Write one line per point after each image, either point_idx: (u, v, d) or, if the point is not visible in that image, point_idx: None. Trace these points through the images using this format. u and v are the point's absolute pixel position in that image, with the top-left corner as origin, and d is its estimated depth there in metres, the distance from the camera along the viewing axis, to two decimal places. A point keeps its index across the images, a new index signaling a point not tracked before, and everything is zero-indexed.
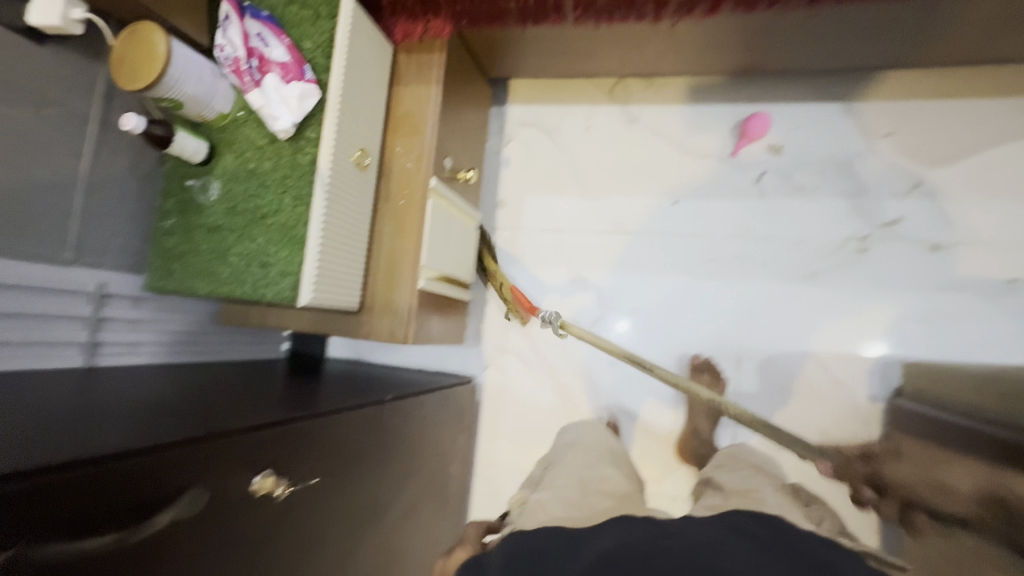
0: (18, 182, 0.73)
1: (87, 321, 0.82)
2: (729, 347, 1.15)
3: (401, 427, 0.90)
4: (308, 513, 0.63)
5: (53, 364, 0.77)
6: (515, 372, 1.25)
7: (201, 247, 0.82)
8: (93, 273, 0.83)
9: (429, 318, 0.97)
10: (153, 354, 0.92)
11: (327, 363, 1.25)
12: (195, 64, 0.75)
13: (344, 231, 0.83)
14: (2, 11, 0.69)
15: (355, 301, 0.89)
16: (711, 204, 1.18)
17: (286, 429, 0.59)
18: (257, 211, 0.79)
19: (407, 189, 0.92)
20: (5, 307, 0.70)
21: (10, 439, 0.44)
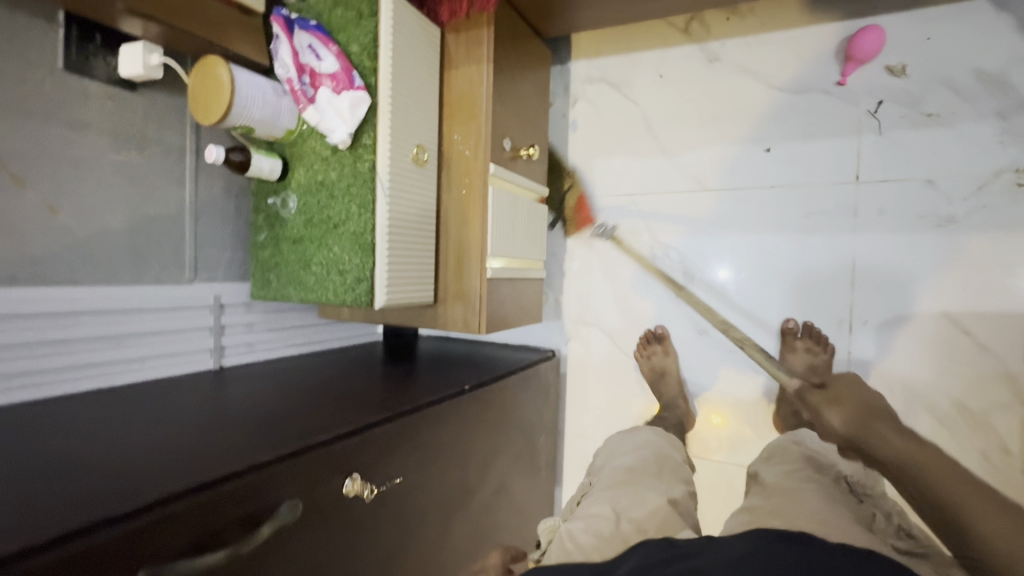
0: (137, 218, 0.84)
1: (212, 329, 0.94)
2: (837, 310, 1.03)
3: (485, 412, 0.94)
4: (398, 505, 0.70)
5: (190, 369, 0.90)
6: (598, 343, 1.24)
7: (289, 258, 0.89)
8: (211, 286, 0.95)
9: (501, 304, 0.98)
10: (268, 350, 1.05)
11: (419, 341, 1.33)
12: (258, 88, 0.79)
13: (409, 231, 0.86)
14: (98, 67, 0.78)
15: (429, 294, 0.92)
16: (811, 146, 1.04)
17: (367, 434, 0.64)
18: (330, 221, 0.84)
19: (467, 177, 0.91)
20: (146, 326, 0.84)
21: (149, 457, 0.53)
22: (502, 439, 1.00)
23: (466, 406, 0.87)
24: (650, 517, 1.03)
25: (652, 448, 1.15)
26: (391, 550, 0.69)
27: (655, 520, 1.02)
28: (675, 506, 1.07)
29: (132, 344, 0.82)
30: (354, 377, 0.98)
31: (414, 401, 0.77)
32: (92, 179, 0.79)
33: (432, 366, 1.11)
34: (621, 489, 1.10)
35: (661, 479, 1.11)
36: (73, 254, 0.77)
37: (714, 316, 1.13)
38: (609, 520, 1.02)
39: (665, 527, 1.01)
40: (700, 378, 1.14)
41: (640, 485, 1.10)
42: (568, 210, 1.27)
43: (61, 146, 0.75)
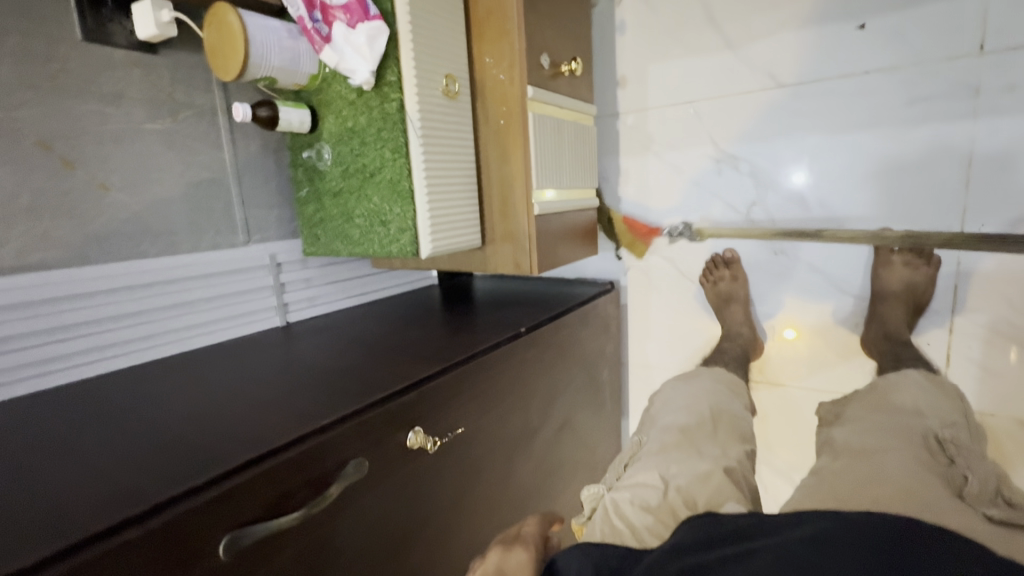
0: (183, 187, 0.85)
1: (273, 288, 0.97)
2: (942, 216, 0.88)
3: (544, 354, 0.92)
4: (460, 452, 0.71)
5: (258, 327, 0.95)
6: (660, 271, 1.17)
7: (332, 212, 0.87)
8: (266, 246, 0.97)
9: (552, 241, 0.93)
10: (329, 303, 1.07)
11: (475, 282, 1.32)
12: (272, 32, 0.73)
13: (448, 171, 0.80)
14: (115, 33, 0.75)
15: (477, 237, 0.88)
16: (919, 14, 0.85)
17: (424, 390, 0.65)
18: (367, 170, 0.80)
19: (505, 105, 0.83)
20: (211, 292, 0.88)
21: (226, 422, 0.57)
22: (562, 378, 0.98)
23: (524, 349, 0.85)
24: (701, 482, 0.73)
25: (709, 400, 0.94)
26: (458, 493, 0.71)
27: (708, 488, 0.73)
28: (731, 476, 0.77)
29: (199, 309, 0.86)
30: (412, 325, 0.99)
31: (469, 349, 0.77)
32: (133, 153, 0.79)
33: (489, 307, 1.09)
34: (672, 453, 0.81)
35: (716, 441, 0.85)
36: (129, 230, 0.79)
37: (792, 234, 1.01)
38: (655, 490, 0.72)
39: (719, 498, 0.71)
40: (774, 302, 1.06)
41: (693, 449, 0.82)
42: (620, 128, 1.15)
43: (99, 122, 0.75)
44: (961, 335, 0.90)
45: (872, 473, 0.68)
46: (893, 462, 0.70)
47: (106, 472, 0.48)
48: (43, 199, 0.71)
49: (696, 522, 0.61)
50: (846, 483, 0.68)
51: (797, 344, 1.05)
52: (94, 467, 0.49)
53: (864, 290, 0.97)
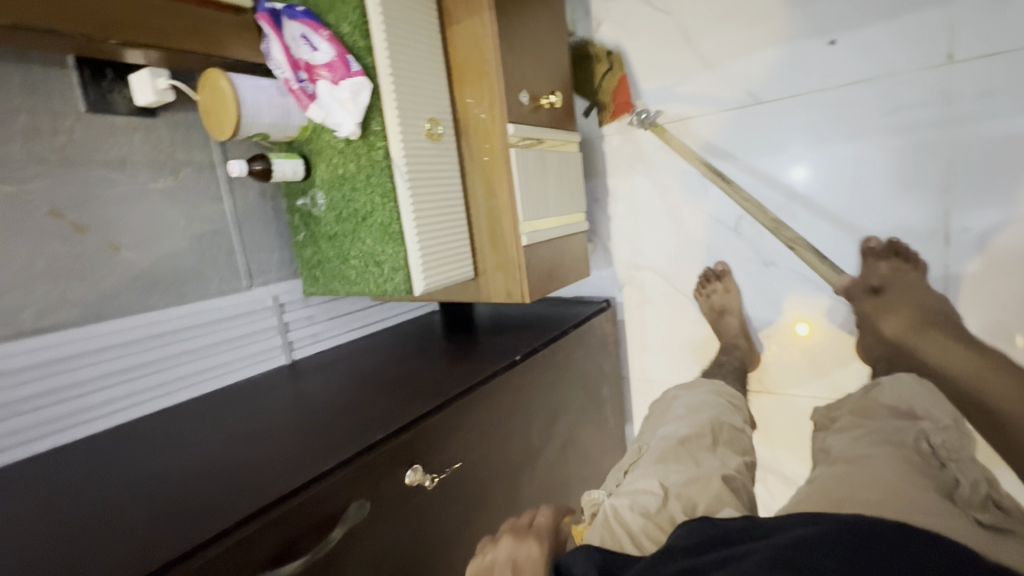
0: (187, 239, 0.89)
1: (278, 328, 1.01)
2: (928, 221, 0.89)
3: (543, 378, 0.94)
4: (461, 484, 0.74)
5: (265, 367, 0.98)
6: (654, 286, 1.19)
7: (329, 254, 0.91)
8: (269, 288, 1.01)
9: (543, 268, 0.95)
10: (332, 338, 1.11)
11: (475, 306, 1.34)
12: (261, 92, 0.78)
13: (436, 210, 0.83)
14: (116, 102, 0.80)
15: (469, 270, 0.91)
16: (887, 29, 0.87)
17: (423, 426, 0.67)
18: (358, 214, 0.84)
19: (488, 143, 0.86)
20: (218, 337, 0.91)
21: (233, 470, 0.60)
22: (562, 399, 1.00)
23: (521, 375, 0.88)
24: (703, 489, 0.75)
25: (708, 411, 0.96)
26: (461, 524, 0.73)
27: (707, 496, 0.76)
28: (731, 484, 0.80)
29: (208, 355, 0.90)
30: (413, 356, 1.02)
31: (465, 381, 0.79)
32: (139, 211, 0.83)
33: (488, 333, 1.12)
34: (670, 463, 0.84)
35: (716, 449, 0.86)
36: (139, 284, 0.83)
37: (780, 244, 1.03)
38: (655, 497, 0.75)
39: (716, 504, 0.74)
40: (768, 312, 1.07)
41: (693, 458, 0.84)
42: (606, 149, 1.17)
43: (108, 185, 0.80)
44: (954, 337, 0.91)
45: (867, 475, 0.70)
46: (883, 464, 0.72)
47: (123, 529, 0.51)
48: (57, 264, 0.75)
49: (691, 523, 0.62)
50: (843, 488, 0.70)
51: (794, 353, 1.06)
52: (111, 523, 0.52)
53: (855, 297, 0.98)
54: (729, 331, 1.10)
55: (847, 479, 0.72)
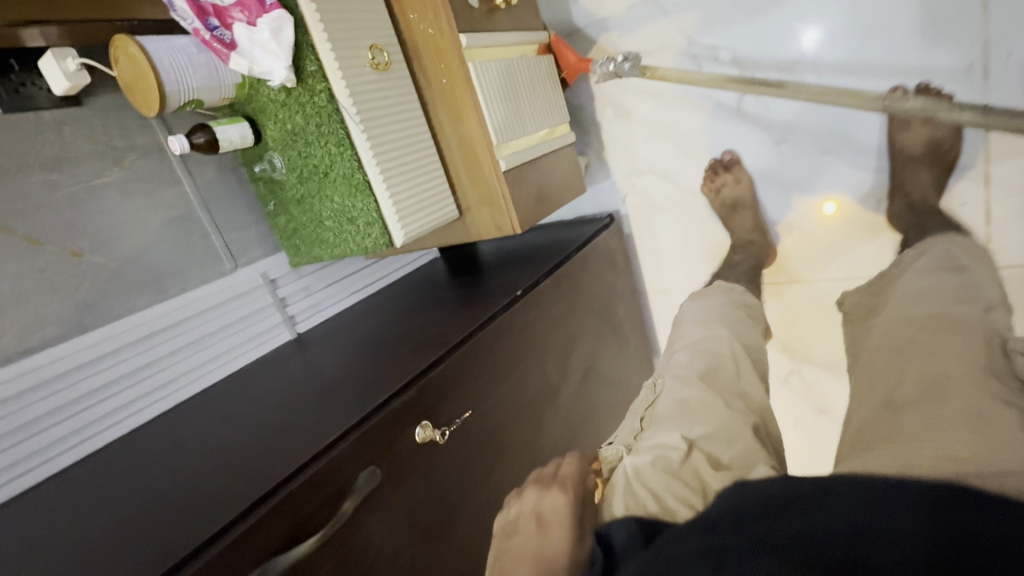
0: (154, 230, 0.85)
1: (274, 304, 0.98)
2: (961, 51, 0.78)
3: (550, 310, 0.89)
4: (479, 432, 0.71)
5: (270, 346, 0.97)
6: (659, 191, 1.10)
7: (302, 220, 0.85)
8: (255, 266, 0.97)
9: (530, 193, 0.88)
10: (333, 305, 1.08)
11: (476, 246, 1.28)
12: (179, 53, 0.69)
13: (400, 149, 0.75)
14: (34, 96, 0.73)
15: (451, 210, 0.84)
16: None
17: (424, 382, 0.64)
18: (319, 170, 0.77)
19: (442, 62, 0.77)
20: (213, 325, 0.89)
21: (239, 458, 0.58)
22: (576, 328, 0.96)
23: (526, 312, 0.83)
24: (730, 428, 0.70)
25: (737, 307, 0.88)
26: (486, 468, 0.72)
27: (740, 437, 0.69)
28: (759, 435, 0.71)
29: (207, 344, 0.89)
30: (417, 310, 0.98)
31: (465, 327, 0.74)
32: (95, 210, 0.79)
33: (493, 272, 1.06)
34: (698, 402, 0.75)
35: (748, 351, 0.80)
36: (115, 288, 0.81)
37: (791, 118, 0.93)
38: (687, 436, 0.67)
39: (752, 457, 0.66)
40: (785, 197, 0.98)
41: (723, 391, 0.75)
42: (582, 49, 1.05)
43: (51, 190, 0.75)
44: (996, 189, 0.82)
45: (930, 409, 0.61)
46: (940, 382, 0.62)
47: (138, 532, 0.50)
48: (25, 282, 0.72)
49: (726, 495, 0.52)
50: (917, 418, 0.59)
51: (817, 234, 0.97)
52: (125, 530, 0.52)
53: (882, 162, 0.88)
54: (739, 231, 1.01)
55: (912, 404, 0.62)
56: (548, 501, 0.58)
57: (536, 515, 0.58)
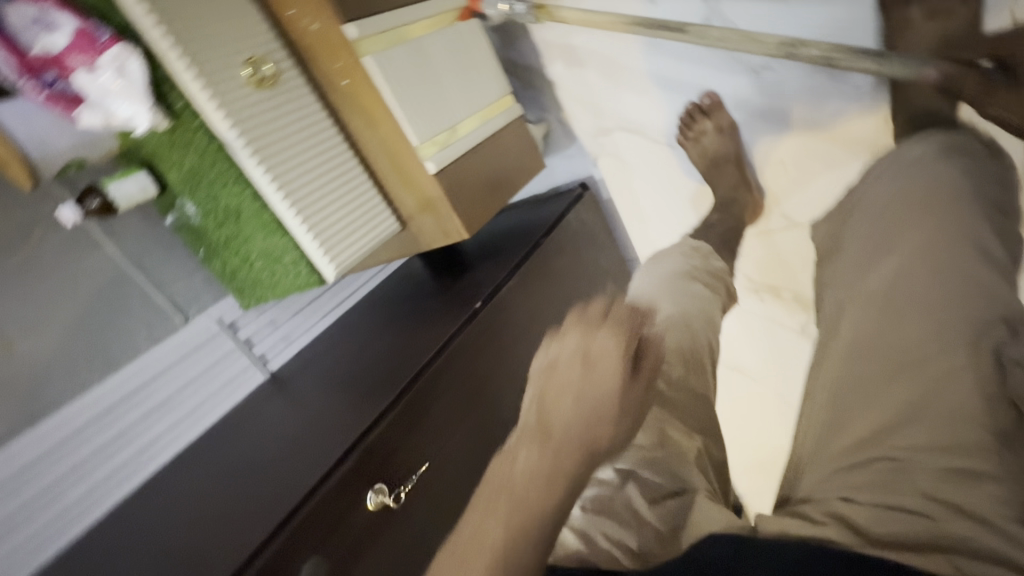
0: (87, 302, 0.81)
1: (239, 347, 0.93)
2: None
3: (524, 319, 0.80)
4: (446, 478, 0.66)
5: (245, 391, 0.90)
6: (631, 148, 0.97)
7: (235, 262, 0.77)
8: (209, 312, 0.93)
9: (477, 187, 0.76)
10: (306, 333, 1.01)
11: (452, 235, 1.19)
12: (33, 115, 0.59)
13: (310, 174, 0.67)
14: None
15: (388, 224, 0.75)
16: None
17: (367, 444, 0.59)
18: (230, 210, 0.68)
19: (338, 59, 0.65)
20: (177, 385, 0.86)
21: (186, 547, 0.56)
22: (557, 323, 0.88)
23: (489, 326, 0.74)
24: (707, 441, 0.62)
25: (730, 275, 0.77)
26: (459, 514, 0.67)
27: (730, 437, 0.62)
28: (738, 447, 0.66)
29: (175, 405, 0.85)
30: (388, 331, 0.92)
31: (415, 363, 0.68)
32: (16, 298, 0.74)
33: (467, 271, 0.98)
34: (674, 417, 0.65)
35: None
36: (61, 371, 0.78)
37: None
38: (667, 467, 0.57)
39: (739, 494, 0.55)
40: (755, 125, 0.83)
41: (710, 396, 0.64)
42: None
43: None
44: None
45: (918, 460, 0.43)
46: (932, 436, 0.44)
47: None
48: None
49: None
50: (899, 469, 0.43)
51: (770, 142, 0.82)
52: None
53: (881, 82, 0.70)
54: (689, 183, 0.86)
55: (906, 457, 0.44)
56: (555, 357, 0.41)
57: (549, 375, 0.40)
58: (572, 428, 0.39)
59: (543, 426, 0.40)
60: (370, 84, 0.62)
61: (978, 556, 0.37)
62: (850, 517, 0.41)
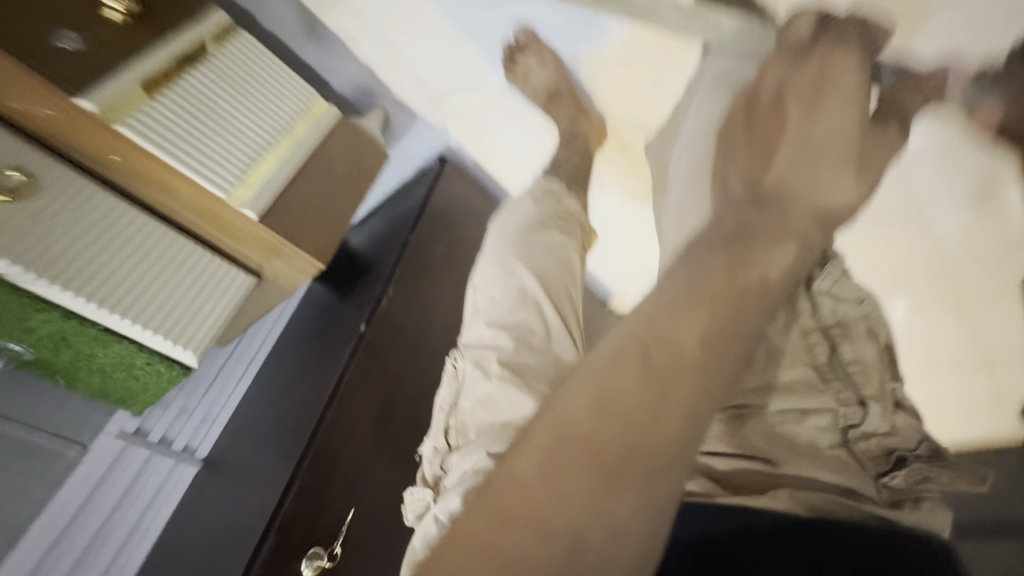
0: None
1: (157, 449, 0.89)
2: None
3: (421, 320, 0.77)
4: (383, 507, 0.65)
5: (180, 488, 0.89)
6: (470, 106, 0.91)
7: (97, 379, 0.72)
8: (107, 430, 0.85)
9: (313, 215, 0.73)
10: (226, 409, 0.97)
11: (350, 236, 1.13)
12: None
13: (122, 270, 0.60)
14: None
15: (239, 281, 0.71)
16: None
17: (283, 517, 0.58)
18: (53, 337, 0.62)
19: (91, 136, 0.56)
20: (105, 509, 0.82)
21: None
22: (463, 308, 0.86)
23: (380, 346, 0.71)
24: None
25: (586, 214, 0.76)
26: None
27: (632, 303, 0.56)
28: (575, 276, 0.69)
29: (112, 531, 0.82)
30: (300, 378, 0.89)
31: (315, 413, 0.64)
32: None
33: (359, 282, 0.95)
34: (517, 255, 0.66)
35: None
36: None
37: None
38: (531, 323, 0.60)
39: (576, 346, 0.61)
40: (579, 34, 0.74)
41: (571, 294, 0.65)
42: None
43: None
44: None
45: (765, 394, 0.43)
46: None
47: None
48: None
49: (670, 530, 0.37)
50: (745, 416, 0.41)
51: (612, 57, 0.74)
52: None
53: None
54: (760, 146, 0.38)
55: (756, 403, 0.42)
56: (675, 330, 0.31)
57: (685, 358, 0.30)
58: (739, 304, 0.32)
59: (714, 274, 0.32)
60: (155, 150, 0.59)
61: (819, 485, 0.39)
62: (720, 475, 0.40)
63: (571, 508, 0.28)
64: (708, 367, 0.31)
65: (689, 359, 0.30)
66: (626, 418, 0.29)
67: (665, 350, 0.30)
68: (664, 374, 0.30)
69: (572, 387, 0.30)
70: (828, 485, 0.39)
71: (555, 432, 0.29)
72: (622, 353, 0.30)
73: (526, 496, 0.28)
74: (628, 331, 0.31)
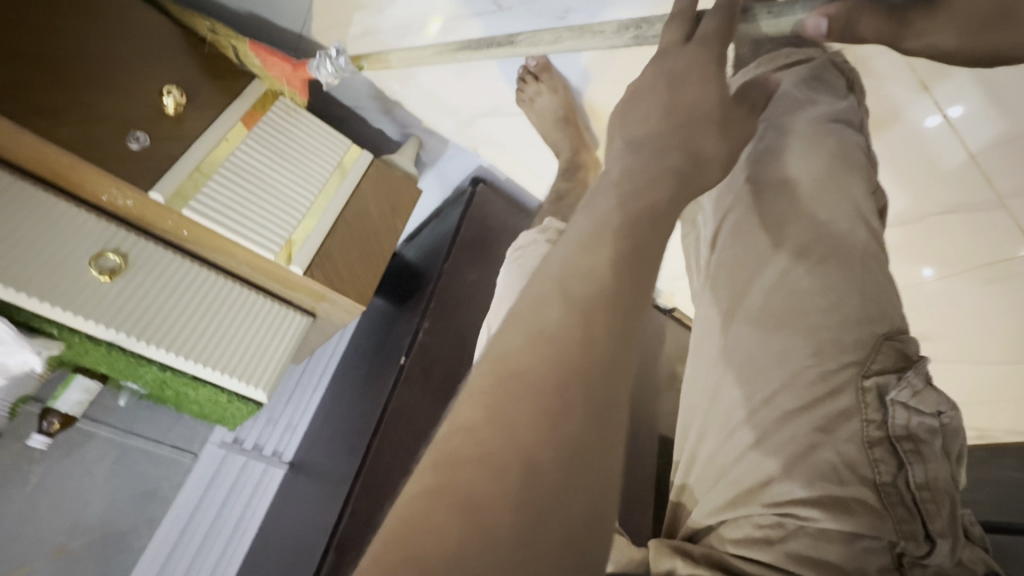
0: (106, 488, 0.89)
1: (251, 454, 1.04)
2: None
3: (457, 347, 0.84)
4: None
5: (272, 487, 1.05)
6: (495, 128, 0.93)
7: (195, 407, 0.86)
8: (211, 440, 1.00)
9: (351, 256, 0.81)
10: (303, 416, 1.12)
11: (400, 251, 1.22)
12: None
13: (198, 320, 0.71)
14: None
15: (295, 320, 0.80)
16: None
17: (338, 536, 0.69)
18: (157, 380, 0.76)
19: (165, 219, 0.67)
20: (216, 506, 0.99)
21: None
22: None
23: (419, 375, 0.78)
24: None
25: None
26: None
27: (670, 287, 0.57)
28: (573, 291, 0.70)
29: (223, 523, 0.99)
30: (360, 393, 1.00)
31: (365, 442, 0.74)
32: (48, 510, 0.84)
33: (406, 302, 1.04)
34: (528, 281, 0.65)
35: None
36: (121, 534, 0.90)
37: None
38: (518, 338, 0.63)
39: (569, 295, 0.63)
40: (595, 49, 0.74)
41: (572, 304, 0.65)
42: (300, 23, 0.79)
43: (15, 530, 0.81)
44: None
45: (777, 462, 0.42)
46: None
47: None
48: None
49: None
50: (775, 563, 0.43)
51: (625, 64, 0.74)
52: None
53: None
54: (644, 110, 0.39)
55: None
56: (590, 261, 0.31)
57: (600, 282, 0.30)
58: (648, 234, 0.33)
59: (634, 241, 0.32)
60: (213, 223, 0.68)
61: (842, 537, 0.36)
62: (721, 559, 0.38)
63: (527, 442, 0.26)
64: (626, 294, 0.30)
65: (609, 287, 0.30)
66: (541, 343, 0.29)
67: (583, 285, 0.30)
68: (590, 302, 0.30)
69: (510, 331, 0.30)
70: (851, 536, 0.36)
71: (496, 376, 0.28)
72: (534, 293, 0.31)
73: (483, 438, 0.26)
74: (538, 283, 0.31)
